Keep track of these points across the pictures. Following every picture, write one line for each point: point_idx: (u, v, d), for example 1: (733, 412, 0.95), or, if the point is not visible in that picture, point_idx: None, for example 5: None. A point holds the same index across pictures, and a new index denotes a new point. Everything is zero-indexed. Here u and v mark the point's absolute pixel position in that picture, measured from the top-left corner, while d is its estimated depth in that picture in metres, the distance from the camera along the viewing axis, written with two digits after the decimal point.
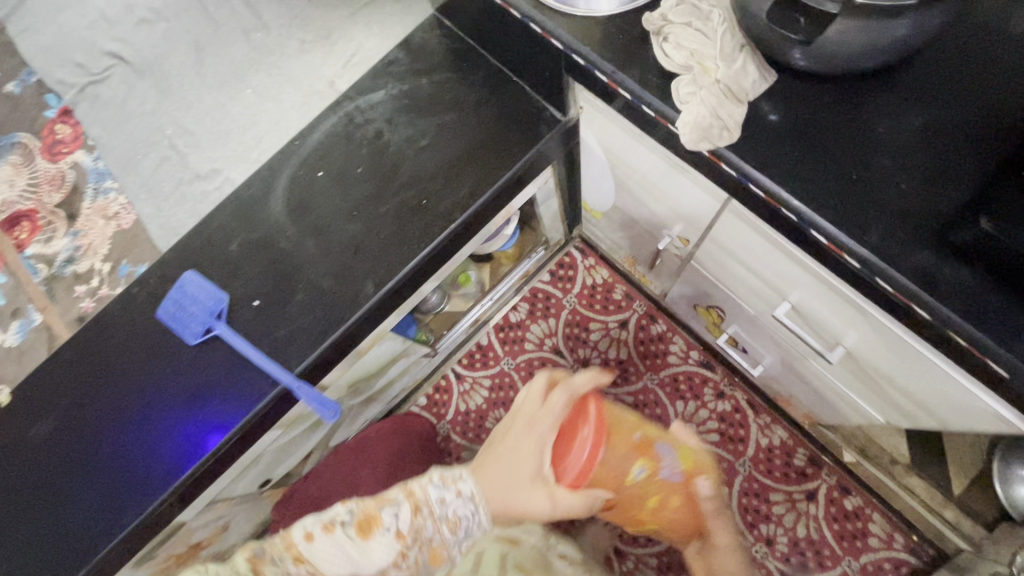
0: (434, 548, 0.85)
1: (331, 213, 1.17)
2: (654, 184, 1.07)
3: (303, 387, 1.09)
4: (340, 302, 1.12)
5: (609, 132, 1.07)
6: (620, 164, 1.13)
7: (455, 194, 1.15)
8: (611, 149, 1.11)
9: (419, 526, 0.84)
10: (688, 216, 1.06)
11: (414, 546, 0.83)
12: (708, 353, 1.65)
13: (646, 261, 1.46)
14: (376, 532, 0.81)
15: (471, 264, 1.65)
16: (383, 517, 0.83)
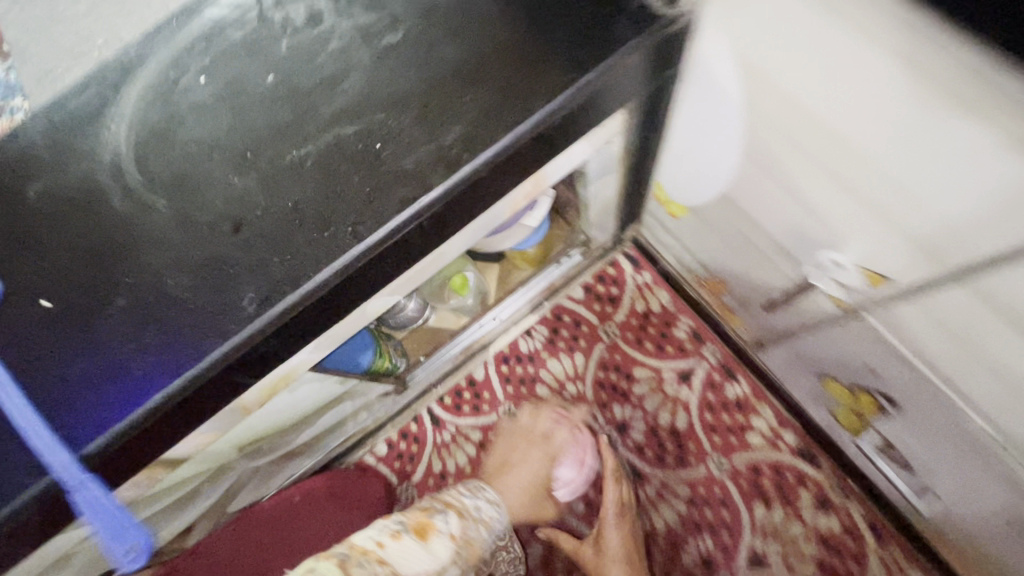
0: (473, 547, 0.94)
1: (209, 153, 0.62)
2: (874, 162, 0.51)
3: (87, 488, 0.56)
4: (190, 324, 0.57)
5: (793, 41, 0.50)
6: (791, 119, 0.57)
7: (437, 137, 0.58)
8: (781, 85, 0.55)
9: (467, 527, 0.95)
10: (931, 237, 0.51)
11: (463, 544, 0.92)
12: (810, 438, 1.10)
13: (759, 297, 0.89)
14: (430, 540, 0.87)
15: (470, 262, 1.11)
16: (434, 522, 0.90)
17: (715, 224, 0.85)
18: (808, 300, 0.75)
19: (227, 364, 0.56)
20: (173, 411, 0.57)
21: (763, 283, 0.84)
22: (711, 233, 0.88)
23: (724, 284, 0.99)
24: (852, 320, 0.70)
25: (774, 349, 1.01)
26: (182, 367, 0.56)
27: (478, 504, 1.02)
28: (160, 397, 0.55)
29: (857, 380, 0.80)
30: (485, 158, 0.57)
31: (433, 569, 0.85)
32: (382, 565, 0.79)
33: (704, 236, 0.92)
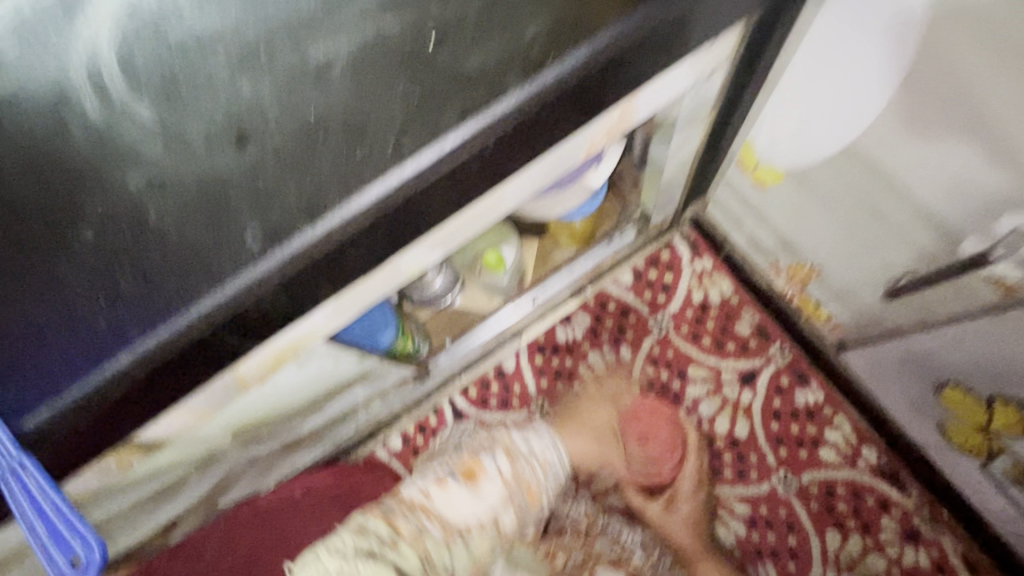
0: (530, 491, 0.83)
1: (210, 51, 0.48)
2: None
3: (25, 470, 0.41)
4: (170, 263, 0.42)
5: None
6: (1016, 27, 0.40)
7: (511, 33, 0.43)
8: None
9: (521, 473, 0.83)
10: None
11: (517, 489, 0.81)
12: (896, 457, 0.94)
13: (875, 282, 0.72)
14: (479, 482, 0.79)
15: (510, 235, 0.94)
16: (483, 463, 0.81)
17: (819, 191, 0.70)
18: (952, 285, 0.59)
19: (215, 326, 0.42)
20: (143, 384, 0.43)
21: (876, 271, 0.70)
22: (813, 204, 0.72)
23: (816, 269, 0.83)
24: (1019, 311, 0.54)
25: (866, 351, 0.85)
26: (151, 325, 0.41)
27: (530, 451, 0.85)
28: (116, 367, 0.41)
29: (994, 389, 0.65)
30: (572, 65, 0.42)
31: (484, 517, 0.78)
32: (426, 514, 0.75)
33: (799, 210, 0.76)
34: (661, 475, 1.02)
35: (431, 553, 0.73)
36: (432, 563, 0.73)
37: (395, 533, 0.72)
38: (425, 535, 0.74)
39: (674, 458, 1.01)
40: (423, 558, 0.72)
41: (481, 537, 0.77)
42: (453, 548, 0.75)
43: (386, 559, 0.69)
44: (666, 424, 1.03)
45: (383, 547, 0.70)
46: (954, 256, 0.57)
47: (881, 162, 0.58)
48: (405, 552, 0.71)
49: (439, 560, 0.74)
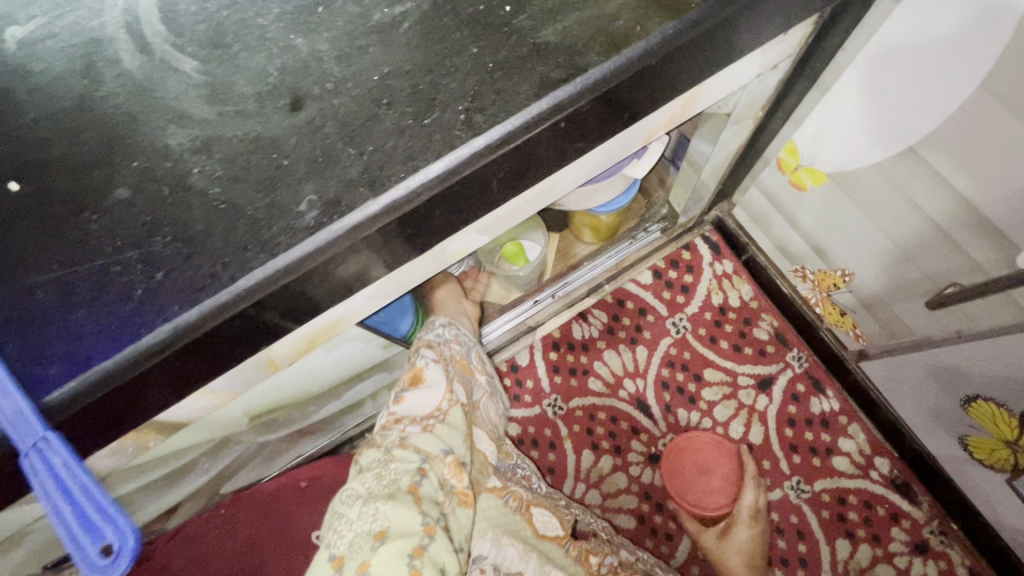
0: (462, 363, 0.73)
1: (262, 3, 0.45)
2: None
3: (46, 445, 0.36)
4: (218, 227, 0.39)
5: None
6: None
7: (594, 6, 0.41)
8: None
9: (446, 353, 0.70)
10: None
11: (453, 365, 0.70)
12: (908, 467, 0.94)
13: (917, 293, 0.71)
14: (426, 377, 0.66)
15: (535, 227, 0.94)
16: (418, 361, 0.67)
17: (867, 197, 0.68)
18: (1005, 294, 0.58)
19: (252, 302, 0.39)
20: (170, 363, 0.39)
21: (917, 280, 0.69)
22: (855, 210, 0.71)
23: (847, 277, 0.82)
24: None
25: (887, 360, 0.84)
26: (189, 297, 0.38)
27: (437, 334, 0.73)
28: (145, 342, 0.37)
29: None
30: (656, 42, 0.39)
31: (447, 395, 0.66)
32: (403, 423, 0.64)
33: (839, 216, 0.75)
34: (711, 508, 0.95)
35: (427, 451, 0.61)
36: (431, 456, 0.61)
37: (387, 449, 0.62)
38: (411, 442, 0.62)
39: (728, 494, 0.96)
40: (422, 453, 0.61)
41: (457, 413, 0.66)
42: (437, 432, 0.63)
43: (398, 479, 0.58)
44: (728, 457, 0.98)
45: (386, 475, 0.59)
46: (1008, 266, 0.56)
47: (940, 171, 0.57)
48: (406, 458, 0.60)
49: (435, 450, 0.61)
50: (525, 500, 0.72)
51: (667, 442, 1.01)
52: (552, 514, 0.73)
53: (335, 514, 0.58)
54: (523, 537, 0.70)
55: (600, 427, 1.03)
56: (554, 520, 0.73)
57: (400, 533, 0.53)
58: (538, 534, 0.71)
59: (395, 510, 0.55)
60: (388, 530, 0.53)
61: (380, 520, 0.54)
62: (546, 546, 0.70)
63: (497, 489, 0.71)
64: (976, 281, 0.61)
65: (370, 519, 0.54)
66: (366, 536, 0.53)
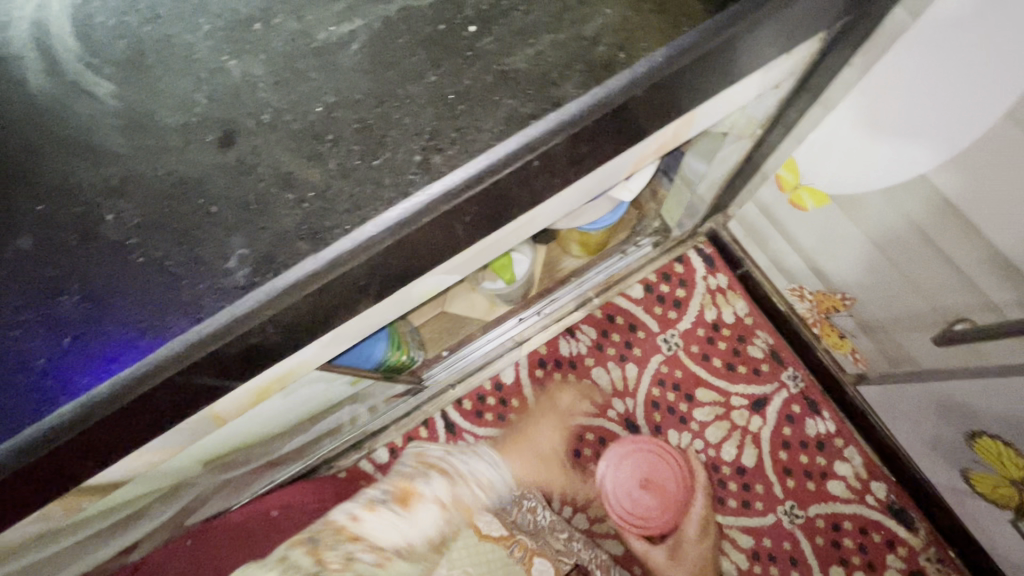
0: (470, 509, 0.71)
1: (190, 17, 0.39)
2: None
3: None
4: (136, 284, 0.34)
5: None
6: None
7: (571, 26, 0.36)
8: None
9: (460, 492, 0.71)
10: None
11: (454, 512, 0.67)
12: (906, 493, 0.91)
13: (922, 324, 0.66)
14: (414, 506, 0.63)
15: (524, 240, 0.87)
16: (420, 487, 0.66)
17: (872, 221, 0.63)
18: (1020, 339, 0.54)
19: (170, 376, 0.33)
20: (76, 446, 0.34)
21: (923, 310, 0.65)
22: (859, 234, 0.66)
23: (847, 301, 0.77)
24: None
25: (887, 386, 0.80)
26: (101, 369, 0.33)
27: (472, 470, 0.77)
28: (40, 426, 0.32)
29: None
30: (642, 72, 0.34)
31: (421, 539, 0.63)
32: (357, 544, 0.58)
33: (839, 237, 0.70)
34: (657, 527, 0.93)
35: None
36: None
37: (342, 526, 0.59)
38: (354, 567, 0.55)
39: (672, 507, 0.94)
40: None
41: (423, 552, 0.62)
42: (389, 568, 0.57)
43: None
44: (672, 466, 0.95)
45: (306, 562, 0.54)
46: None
47: (955, 204, 0.52)
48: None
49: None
50: (528, 549, 0.73)
51: None
52: (550, 563, 0.74)
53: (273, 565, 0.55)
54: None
55: (587, 449, 0.99)
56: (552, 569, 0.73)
57: None
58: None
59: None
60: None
61: None
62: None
63: (501, 539, 0.72)
64: (990, 320, 0.57)
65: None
66: None
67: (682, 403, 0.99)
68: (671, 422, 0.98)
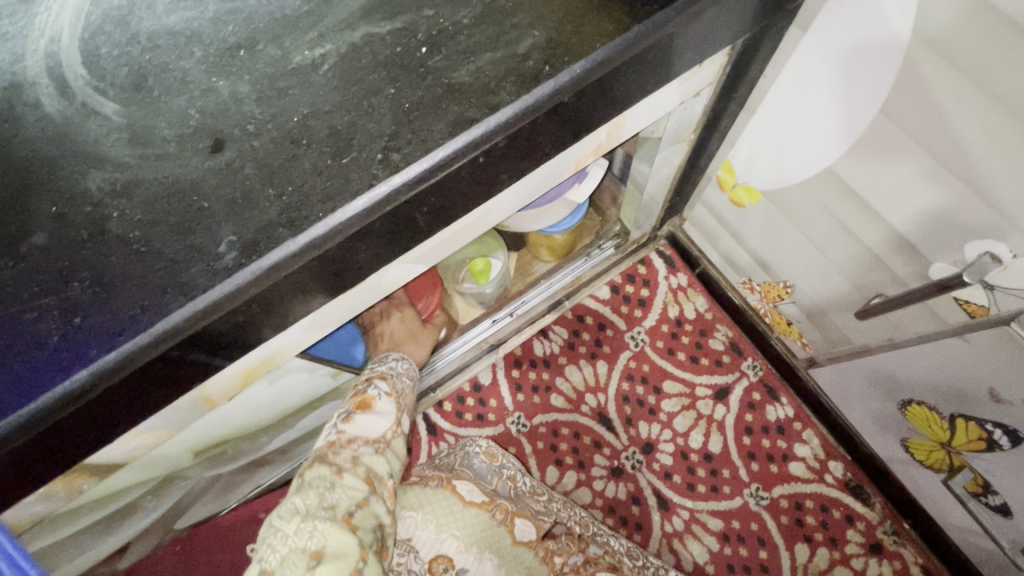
0: (411, 396, 0.76)
1: (184, 47, 0.45)
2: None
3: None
4: (139, 269, 0.39)
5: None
6: (995, 68, 0.41)
7: (506, 45, 0.43)
8: (1003, 13, 0.39)
9: (398, 385, 0.74)
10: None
11: (403, 398, 0.73)
12: (861, 470, 0.97)
13: (849, 304, 0.74)
14: (375, 404, 0.68)
15: (499, 244, 0.93)
16: (368, 389, 0.70)
17: (797, 212, 0.71)
18: (923, 306, 0.61)
19: (170, 346, 0.38)
20: (87, 411, 0.39)
21: (848, 291, 0.72)
22: (789, 225, 0.74)
23: (789, 288, 0.84)
24: (983, 334, 0.56)
25: (833, 366, 0.87)
26: (109, 342, 0.38)
27: (390, 366, 0.76)
28: (58, 392, 0.37)
29: (956, 407, 0.67)
30: (565, 81, 0.41)
31: (393, 425, 0.69)
32: (355, 443, 0.64)
33: (775, 230, 0.78)
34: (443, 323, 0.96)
35: (375, 472, 0.63)
36: (379, 477, 0.64)
37: (338, 468, 0.61)
38: (364, 461, 0.63)
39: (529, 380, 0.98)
40: (367, 482, 0.62)
41: (400, 441, 0.69)
42: (386, 455, 0.66)
43: (337, 505, 0.58)
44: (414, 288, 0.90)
45: (329, 497, 0.58)
46: (922, 278, 0.59)
47: (858, 194, 0.60)
48: (354, 483, 0.61)
49: (382, 471, 0.64)
50: (509, 512, 0.76)
51: (630, 455, 1.02)
52: (532, 525, 0.77)
53: (271, 528, 0.56)
54: (500, 547, 0.74)
55: (564, 443, 1.03)
56: (534, 530, 0.77)
57: (337, 552, 0.54)
58: (516, 540, 0.75)
59: (332, 531, 0.55)
60: (324, 550, 0.54)
61: (316, 538, 0.55)
62: (519, 551, 0.75)
63: (482, 504, 0.75)
64: (898, 292, 0.64)
65: (306, 537, 0.55)
66: (301, 553, 0.54)
67: (650, 395, 1.05)
68: (640, 414, 1.04)
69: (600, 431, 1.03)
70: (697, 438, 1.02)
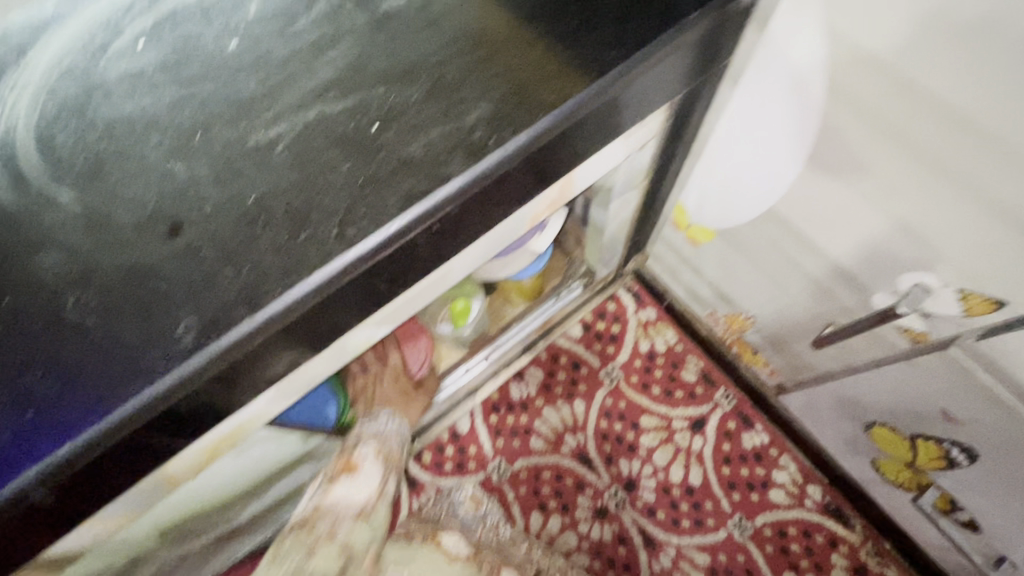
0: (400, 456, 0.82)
1: (141, 132, 0.47)
2: (974, 179, 0.44)
3: None
4: (96, 356, 0.39)
5: (930, 21, 0.39)
6: (893, 125, 0.46)
7: (453, 120, 0.45)
8: (892, 80, 0.44)
9: (386, 448, 0.78)
10: (966, 235, 0.47)
11: (389, 463, 0.78)
12: (838, 492, 0.98)
13: (805, 333, 0.77)
14: (359, 468, 0.74)
15: (478, 287, 0.95)
16: (356, 453, 0.75)
17: (748, 248, 0.75)
18: (869, 333, 0.64)
19: (127, 433, 0.38)
20: (40, 507, 0.38)
21: (804, 321, 0.75)
22: (743, 261, 0.77)
23: (750, 319, 0.88)
24: (928, 358, 0.59)
25: (801, 392, 0.89)
26: (62, 436, 0.37)
27: (381, 424, 0.81)
28: (10, 491, 0.36)
29: (915, 428, 0.69)
30: (509, 152, 0.43)
31: (377, 491, 0.74)
32: (337, 509, 0.69)
33: (730, 265, 0.81)
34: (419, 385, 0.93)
35: (357, 540, 0.68)
36: (360, 546, 0.68)
37: (319, 534, 0.66)
38: (343, 530, 0.67)
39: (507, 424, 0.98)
40: (346, 549, 0.66)
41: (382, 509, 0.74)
42: (367, 522, 0.71)
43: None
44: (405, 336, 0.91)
45: (306, 566, 0.63)
46: (867, 308, 0.62)
47: (800, 232, 0.64)
48: (328, 561, 0.64)
49: (362, 541, 0.69)
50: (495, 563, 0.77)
51: (613, 494, 1.02)
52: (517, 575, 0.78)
53: None
54: None
55: (546, 487, 1.03)
56: None
57: None
58: None
59: None
60: None
61: None
62: None
63: (468, 559, 0.76)
64: (847, 321, 0.67)
65: None
66: None
67: (628, 431, 1.05)
68: (620, 450, 1.04)
69: (581, 471, 1.03)
70: (677, 471, 1.02)
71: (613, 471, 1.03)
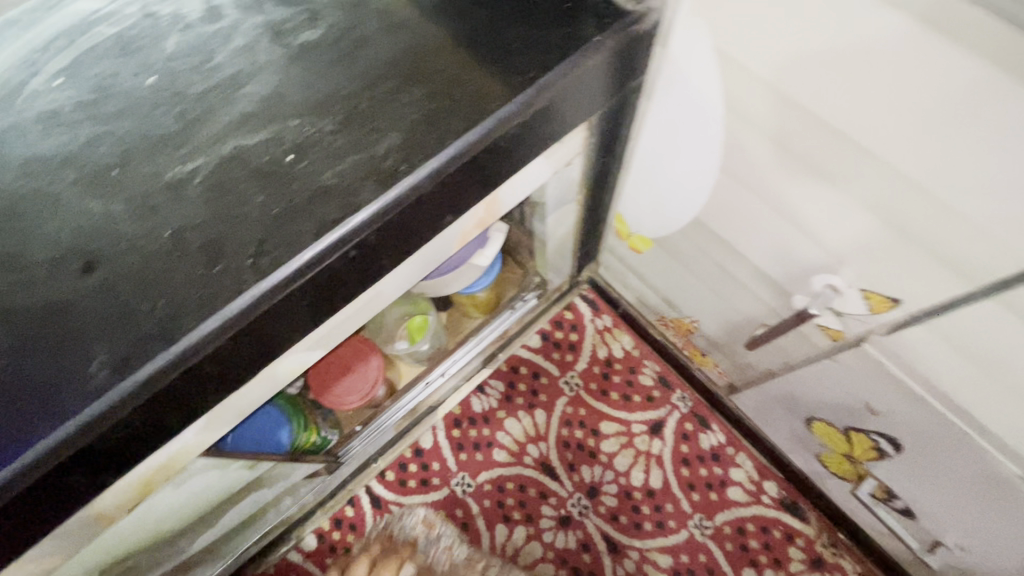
0: None
1: (57, 170, 0.47)
2: (858, 188, 0.47)
3: None
4: (8, 398, 0.39)
5: (801, 44, 0.42)
6: (784, 139, 0.49)
7: (367, 148, 0.46)
8: (779, 97, 0.47)
9: None
10: (859, 239, 0.50)
11: None
12: (793, 486, 1.01)
13: (743, 333, 0.79)
14: None
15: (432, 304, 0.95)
16: None
17: (684, 255, 0.77)
18: (796, 332, 0.67)
19: (40, 474, 0.38)
20: None
21: (740, 322, 0.78)
22: (680, 267, 0.80)
23: (695, 322, 0.90)
24: (848, 354, 0.62)
25: (749, 391, 0.92)
26: None
27: None
28: None
29: (848, 421, 0.72)
30: (421, 177, 0.45)
31: None
32: None
33: (671, 271, 0.84)
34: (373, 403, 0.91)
35: None
36: None
37: None
38: None
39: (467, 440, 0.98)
40: None
41: None
42: None
43: None
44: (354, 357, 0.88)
45: None
46: (791, 309, 0.65)
47: (724, 239, 0.66)
48: None
49: None
50: None
51: (575, 502, 1.03)
52: None
53: None
54: None
55: (510, 499, 1.03)
56: None
57: None
58: None
59: None
60: None
61: None
62: None
63: None
64: (776, 321, 0.70)
65: None
66: None
67: (589, 438, 1.07)
68: (581, 457, 1.06)
69: (544, 480, 1.04)
70: (638, 474, 1.04)
71: (575, 479, 1.04)
